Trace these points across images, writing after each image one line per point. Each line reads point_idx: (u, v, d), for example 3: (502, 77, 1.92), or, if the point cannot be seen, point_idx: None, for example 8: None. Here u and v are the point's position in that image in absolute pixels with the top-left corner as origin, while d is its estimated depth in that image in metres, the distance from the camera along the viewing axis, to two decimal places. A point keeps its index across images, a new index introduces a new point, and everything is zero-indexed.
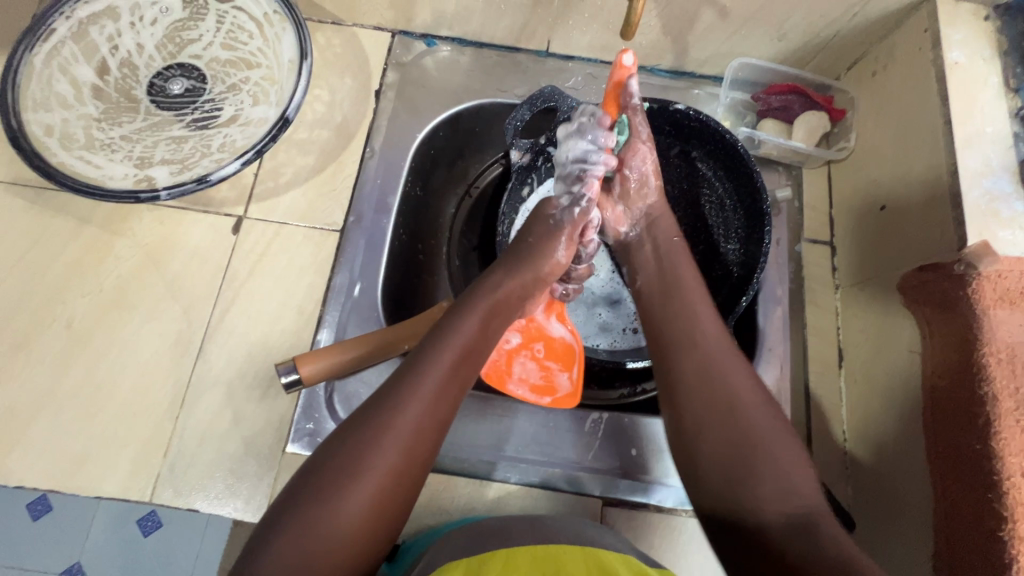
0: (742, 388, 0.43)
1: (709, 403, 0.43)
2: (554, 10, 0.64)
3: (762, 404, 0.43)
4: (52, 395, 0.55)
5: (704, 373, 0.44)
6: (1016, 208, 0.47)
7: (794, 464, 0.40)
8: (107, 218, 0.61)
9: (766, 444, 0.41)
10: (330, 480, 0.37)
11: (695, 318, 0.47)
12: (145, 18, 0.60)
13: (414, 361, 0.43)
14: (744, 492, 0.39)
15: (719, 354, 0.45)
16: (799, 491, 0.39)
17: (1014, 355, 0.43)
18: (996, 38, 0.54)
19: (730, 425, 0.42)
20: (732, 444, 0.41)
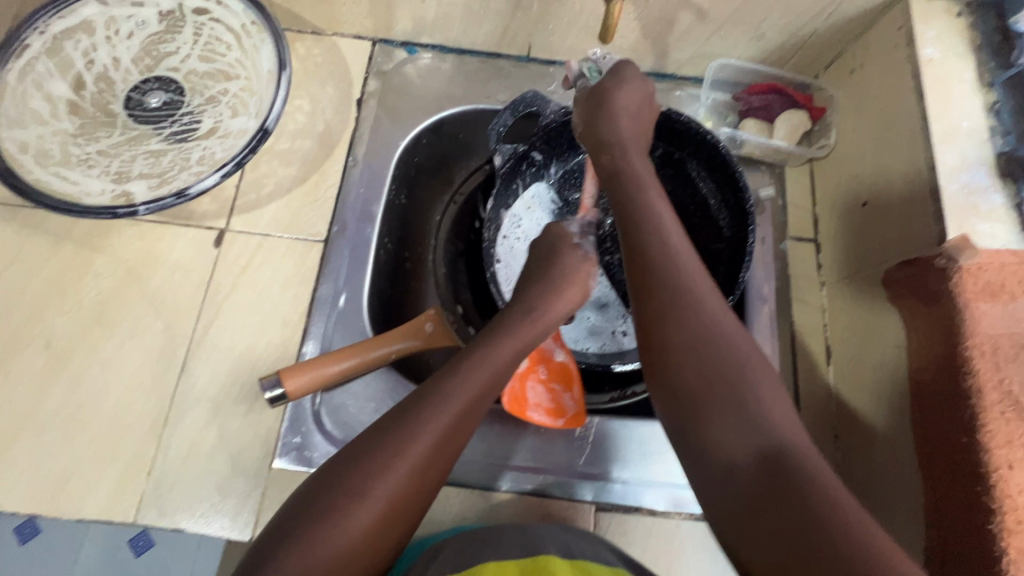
0: (719, 322, 0.40)
1: (682, 338, 0.39)
2: (534, 16, 0.64)
3: (739, 337, 0.39)
4: (32, 416, 0.54)
5: (678, 306, 0.40)
6: (994, 201, 0.48)
7: (772, 397, 0.37)
8: (86, 234, 0.60)
9: (744, 377, 0.37)
10: (337, 501, 0.36)
11: (669, 253, 0.43)
12: (120, 31, 0.59)
13: (439, 384, 0.41)
14: (713, 429, 0.36)
15: (695, 284, 0.41)
16: (775, 423, 0.35)
17: (995, 347, 0.43)
18: (970, 34, 0.55)
19: (703, 359, 0.38)
20: (704, 377, 0.38)
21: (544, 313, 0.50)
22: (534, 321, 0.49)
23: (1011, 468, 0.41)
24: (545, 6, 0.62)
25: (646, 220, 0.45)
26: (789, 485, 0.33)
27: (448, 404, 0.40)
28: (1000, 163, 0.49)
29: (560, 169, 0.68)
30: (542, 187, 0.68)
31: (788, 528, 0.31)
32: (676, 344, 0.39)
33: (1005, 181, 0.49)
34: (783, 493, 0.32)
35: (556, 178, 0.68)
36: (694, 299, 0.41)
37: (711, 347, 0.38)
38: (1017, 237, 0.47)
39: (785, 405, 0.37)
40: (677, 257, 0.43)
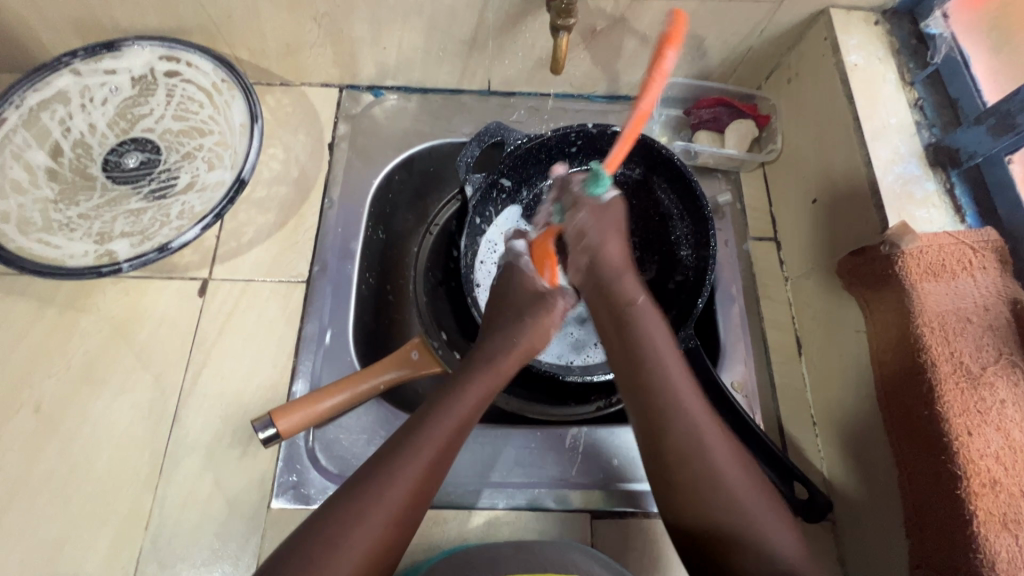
0: (723, 466, 0.44)
1: (691, 484, 0.44)
2: (490, 54, 0.67)
3: (741, 475, 0.44)
4: (24, 480, 0.54)
5: (688, 444, 0.44)
6: (926, 189, 0.53)
7: (774, 526, 0.42)
8: (71, 296, 0.61)
9: (741, 515, 0.42)
10: (318, 551, 0.37)
11: (674, 385, 0.47)
12: (95, 98, 0.62)
13: (407, 435, 0.44)
14: (736, 558, 0.41)
15: (700, 427, 0.45)
16: (780, 554, 0.41)
17: (942, 321, 0.47)
18: (888, 40, 0.60)
19: (712, 502, 0.43)
20: (710, 518, 0.43)
21: (501, 364, 0.52)
22: (497, 370, 0.52)
23: (971, 435, 0.44)
24: (499, 44, 0.66)
25: (649, 352, 0.50)
26: None
27: (417, 455, 0.42)
28: (930, 153, 0.54)
29: (530, 194, 0.71)
30: (514, 213, 0.71)
31: None
32: (687, 490, 0.44)
33: (935, 170, 0.54)
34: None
35: (526, 202, 0.71)
36: (704, 437, 0.45)
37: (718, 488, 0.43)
38: (951, 221, 0.52)
39: (778, 524, 0.43)
40: (682, 391, 0.47)
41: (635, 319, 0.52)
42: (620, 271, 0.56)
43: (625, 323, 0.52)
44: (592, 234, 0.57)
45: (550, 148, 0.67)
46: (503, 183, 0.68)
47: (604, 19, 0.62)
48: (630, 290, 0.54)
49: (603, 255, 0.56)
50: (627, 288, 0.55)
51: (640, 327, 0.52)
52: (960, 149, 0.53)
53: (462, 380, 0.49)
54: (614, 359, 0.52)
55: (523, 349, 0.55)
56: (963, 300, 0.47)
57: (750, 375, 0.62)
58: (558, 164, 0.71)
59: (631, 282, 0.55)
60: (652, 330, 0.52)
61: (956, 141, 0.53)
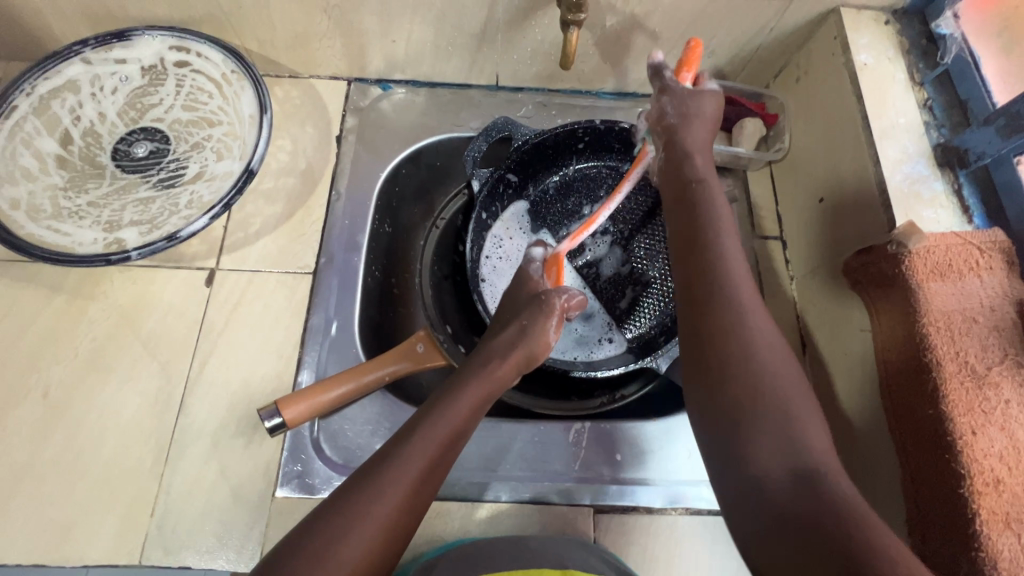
0: (763, 336, 0.41)
1: (732, 354, 0.40)
2: (498, 49, 0.68)
3: (780, 350, 0.40)
4: (31, 465, 0.54)
5: (727, 322, 0.41)
6: (933, 188, 0.53)
7: (813, 418, 0.37)
8: (79, 283, 0.61)
9: (784, 397, 0.38)
10: (340, 516, 0.37)
11: (728, 261, 0.45)
12: (105, 87, 0.62)
13: (415, 422, 0.44)
14: (761, 439, 0.36)
15: (744, 305, 0.42)
16: (812, 440, 0.36)
17: (948, 321, 0.47)
18: (898, 40, 0.60)
19: (743, 364, 0.39)
20: (744, 389, 0.38)
21: (498, 369, 0.50)
22: (495, 377, 0.50)
23: (975, 434, 0.44)
24: (508, 39, 0.66)
25: (708, 221, 0.47)
26: (823, 500, 0.33)
27: (429, 438, 0.43)
28: (938, 153, 0.54)
29: (537, 189, 0.72)
30: (520, 208, 0.71)
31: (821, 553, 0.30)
32: (727, 355, 0.40)
33: (943, 170, 0.54)
34: (817, 513, 0.32)
35: (533, 198, 0.71)
36: (745, 309, 0.42)
37: (748, 346, 0.40)
38: (958, 221, 0.52)
39: (818, 420, 0.37)
40: (731, 265, 0.44)
41: (705, 195, 0.49)
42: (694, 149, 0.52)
43: (690, 197, 0.49)
44: (686, 108, 0.54)
45: (557, 144, 0.67)
46: (510, 178, 0.68)
47: (613, 15, 0.62)
48: (701, 170, 0.51)
49: (683, 134, 0.53)
50: (700, 168, 0.52)
51: (707, 203, 0.49)
52: (968, 149, 0.53)
53: (460, 382, 0.49)
54: (671, 231, 0.49)
55: (521, 353, 0.52)
56: (969, 300, 0.47)
57: None
58: (564, 160, 0.71)
59: (704, 164, 0.52)
60: (717, 205, 0.49)
61: (965, 142, 0.53)
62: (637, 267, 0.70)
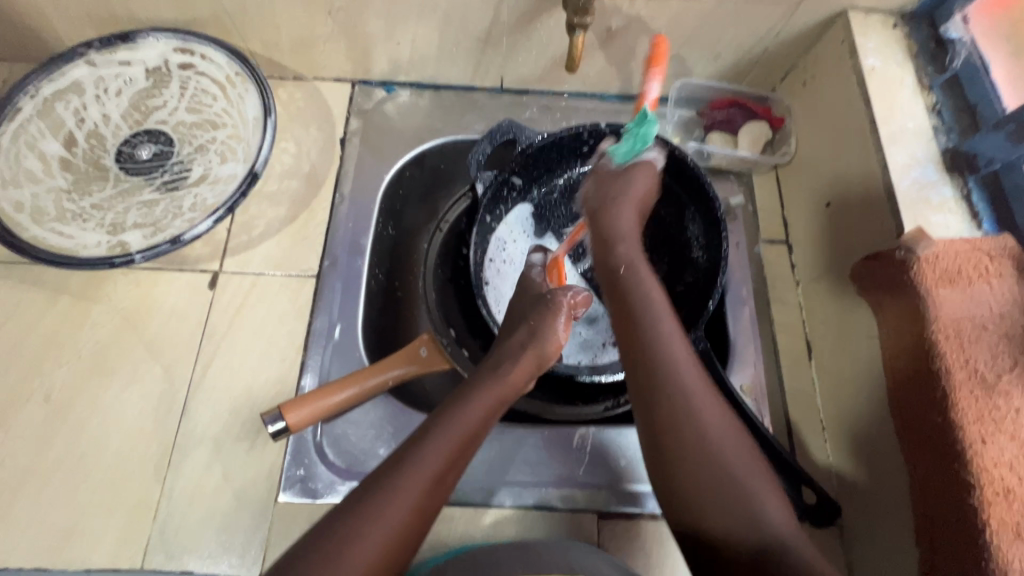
0: (706, 414, 0.46)
1: (683, 435, 0.45)
2: (503, 51, 0.67)
3: (726, 425, 0.46)
4: (34, 469, 0.54)
5: (675, 406, 0.46)
6: (943, 194, 0.52)
7: (765, 490, 0.43)
8: (82, 286, 0.61)
9: (734, 473, 0.44)
10: (354, 517, 0.39)
11: (664, 337, 0.51)
12: (109, 89, 0.62)
13: (429, 427, 0.45)
14: (716, 522, 0.43)
15: (690, 387, 0.47)
16: (767, 518, 0.42)
17: (958, 328, 0.46)
18: (907, 43, 0.60)
19: (694, 448, 0.45)
20: (701, 470, 0.44)
21: (510, 374, 0.50)
22: (507, 383, 0.50)
23: (985, 443, 0.43)
24: (513, 42, 0.66)
25: (645, 308, 0.53)
26: (786, 568, 0.39)
27: (438, 445, 0.43)
28: (947, 159, 0.54)
29: (542, 192, 0.71)
30: (524, 211, 0.71)
31: None
32: (678, 442, 0.45)
33: (952, 175, 0.53)
34: (779, 574, 0.39)
35: (537, 201, 0.71)
36: (687, 389, 0.47)
37: (692, 429, 0.46)
38: (968, 228, 0.51)
39: (770, 491, 0.44)
40: (671, 349, 0.50)
41: (634, 281, 0.55)
42: (621, 230, 0.60)
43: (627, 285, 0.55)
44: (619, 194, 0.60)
45: (562, 147, 0.67)
46: (514, 180, 0.68)
47: (619, 18, 0.62)
48: (630, 255, 0.58)
49: (613, 219, 0.60)
50: (630, 251, 0.58)
51: (644, 288, 0.55)
52: (977, 154, 0.52)
53: (474, 387, 0.49)
54: (614, 321, 0.55)
55: (533, 358, 0.52)
56: (979, 307, 0.47)
57: (759, 378, 0.62)
58: (569, 163, 0.70)
59: (633, 248, 0.59)
60: (647, 288, 0.55)
61: (975, 147, 0.53)
62: None
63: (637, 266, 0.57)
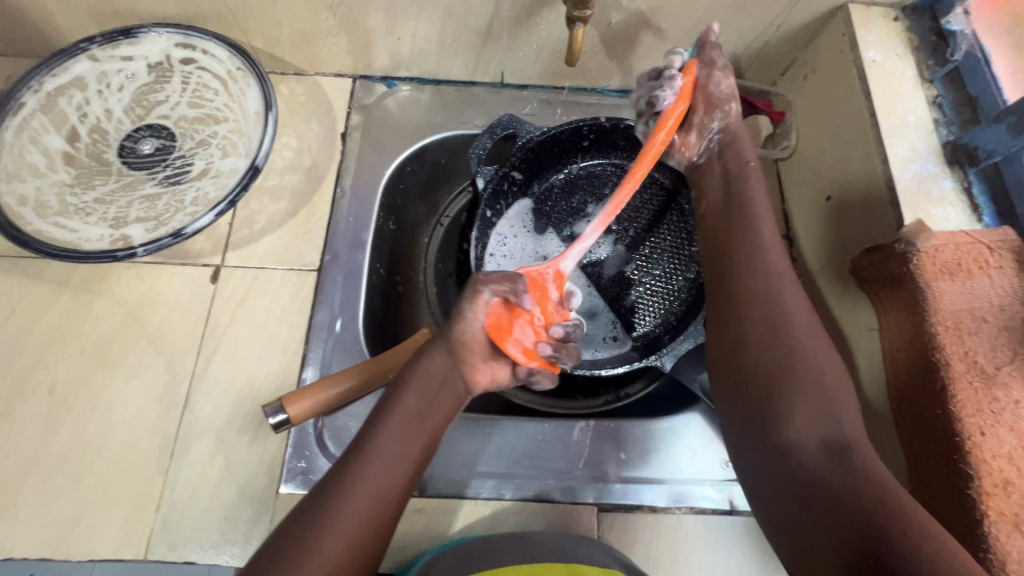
0: (799, 322, 0.48)
1: (760, 327, 0.48)
2: (504, 46, 0.67)
3: (808, 328, 0.48)
4: (38, 460, 0.55)
5: (761, 297, 0.49)
6: (943, 187, 0.52)
7: (846, 399, 0.44)
8: (86, 279, 0.61)
9: (813, 372, 0.45)
10: (314, 516, 0.41)
11: (760, 242, 0.53)
12: (111, 84, 0.62)
13: (370, 425, 0.48)
14: (790, 412, 0.44)
15: (782, 284, 0.50)
16: (842, 413, 0.43)
17: (957, 320, 0.46)
18: (908, 37, 0.60)
19: (777, 336, 0.47)
20: (773, 362, 0.46)
21: (435, 359, 0.52)
22: (433, 368, 0.51)
23: (983, 435, 0.44)
24: (514, 36, 0.66)
25: (741, 228, 0.55)
26: (849, 469, 0.39)
27: (383, 435, 0.47)
28: (947, 151, 0.54)
29: (542, 186, 0.71)
30: (525, 206, 0.71)
31: (852, 536, 0.36)
32: (760, 331, 0.48)
33: (952, 168, 0.53)
34: (846, 481, 0.39)
35: (537, 195, 0.71)
36: (778, 286, 0.50)
37: (790, 328, 0.47)
38: (968, 220, 0.51)
39: (848, 397, 0.44)
40: (768, 250, 0.53)
41: (746, 198, 0.56)
42: (746, 149, 0.60)
43: (736, 198, 0.57)
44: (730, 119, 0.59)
45: (562, 142, 0.67)
46: (514, 175, 0.68)
47: (619, 12, 0.62)
48: (748, 167, 0.59)
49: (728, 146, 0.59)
50: (750, 166, 0.59)
51: (749, 207, 0.56)
52: (978, 146, 0.52)
53: (397, 384, 0.51)
54: (701, 228, 0.58)
55: (449, 346, 0.52)
56: (978, 300, 0.47)
57: None
58: (569, 157, 0.71)
59: (757, 172, 0.58)
60: (761, 214, 0.56)
61: (974, 139, 0.52)
62: (641, 264, 0.68)
63: (750, 181, 0.58)
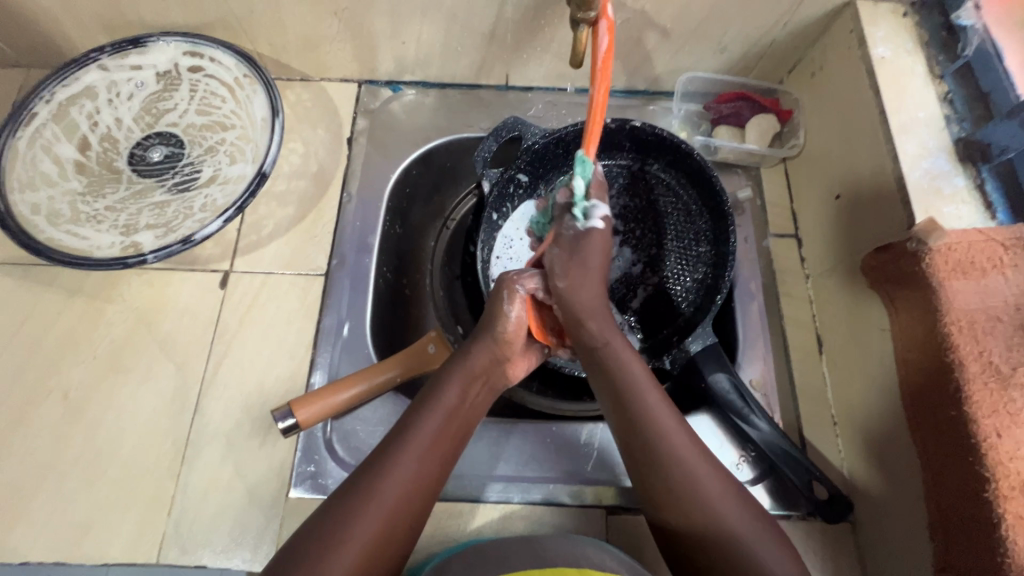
0: (709, 487, 0.46)
1: (692, 524, 0.46)
2: (508, 48, 0.67)
3: (723, 490, 0.46)
4: (53, 465, 0.56)
5: (675, 483, 0.46)
6: (955, 185, 0.51)
7: (770, 552, 0.44)
8: (97, 286, 0.62)
9: (745, 548, 0.44)
10: (349, 504, 0.42)
11: (642, 397, 0.49)
12: (121, 93, 0.63)
13: (410, 415, 0.48)
14: None
15: (679, 452, 0.47)
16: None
17: (971, 319, 0.45)
18: (917, 32, 0.59)
19: (704, 535, 0.45)
20: (715, 554, 0.45)
21: (477, 353, 0.52)
22: (474, 361, 0.52)
23: (1003, 436, 0.42)
24: (518, 39, 0.66)
25: (621, 385, 0.50)
26: None
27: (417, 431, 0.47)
28: (960, 148, 0.53)
29: (547, 188, 0.71)
30: (531, 207, 0.71)
31: None
32: (688, 531, 0.46)
33: (965, 164, 0.52)
34: None
35: (543, 197, 0.71)
36: (682, 463, 0.47)
37: (710, 529, 0.45)
38: (981, 218, 0.50)
39: (775, 547, 0.45)
40: (652, 410, 0.49)
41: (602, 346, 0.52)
42: (592, 304, 0.52)
43: (594, 352, 0.52)
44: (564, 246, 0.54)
45: (567, 143, 0.67)
46: (519, 178, 0.68)
47: (624, 13, 0.62)
48: (591, 307, 0.52)
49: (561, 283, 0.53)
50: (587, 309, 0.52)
51: (615, 353, 0.51)
52: (991, 143, 0.51)
53: (443, 374, 0.51)
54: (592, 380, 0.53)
55: (490, 342, 0.52)
56: (993, 298, 0.46)
57: (769, 373, 0.62)
58: (575, 159, 0.70)
59: (595, 302, 0.53)
60: (626, 357, 0.51)
61: (988, 135, 0.51)
62: (649, 264, 0.69)
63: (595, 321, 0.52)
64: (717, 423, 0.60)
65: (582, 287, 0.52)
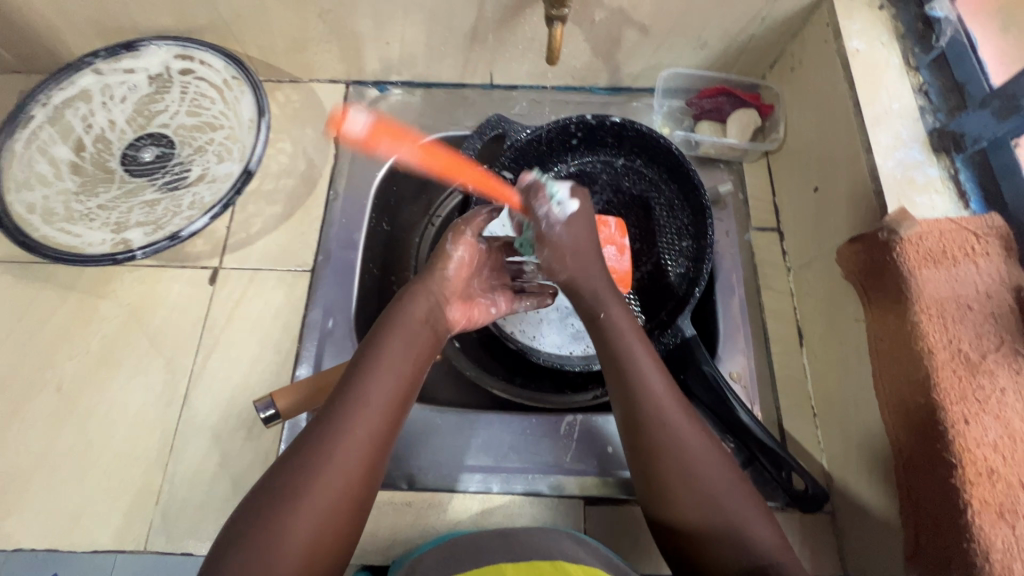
0: (691, 444, 0.45)
1: (672, 472, 0.44)
2: (490, 47, 0.68)
3: (705, 447, 0.45)
4: (46, 455, 0.57)
5: (660, 434, 0.45)
6: (929, 174, 0.51)
7: (752, 512, 0.43)
8: (91, 283, 0.64)
9: (723, 504, 0.43)
10: (304, 467, 0.39)
11: (634, 354, 0.49)
12: (115, 96, 0.65)
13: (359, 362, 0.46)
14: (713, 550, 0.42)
15: (665, 408, 0.46)
16: (756, 536, 0.42)
17: (942, 307, 0.46)
18: (893, 24, 0.59)
19: (684, 485, 0.43)
20: (696, 506, 0.43)
21: (416, 304, 0.51)
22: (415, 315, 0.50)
23: (971, 423, 0.42)
24: (500, 37, 0.67)
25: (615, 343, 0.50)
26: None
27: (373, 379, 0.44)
28: (934, 138, 0.53)
29: None
30: None
31: None
32: (668, 480, 0.44)
33: (939, 155, 0.52)
34: None
35: None
36: (667, 418, 0.45)
37: (696, 487, 0.43)
38: (955, 208, 0.50)
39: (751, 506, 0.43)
40: (642, 365, 0.48)
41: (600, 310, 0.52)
42: (586, 261, 0.54)
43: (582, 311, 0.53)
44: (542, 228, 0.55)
45: (551, 141, 0.68)
46: (505, 176, 0.68)
47: (602, 10, 0.63)
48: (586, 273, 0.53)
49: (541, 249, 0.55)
50: (590, 282, 0.53)
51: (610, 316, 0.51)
52: (964, 133, 0.51)
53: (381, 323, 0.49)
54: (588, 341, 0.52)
55: (429, 291, 0.53)
56: (966, 287, 0.46)
57: (749, 366, 0.63)
58: (561, 157, 0.70)
59: (591, 270, 0.54)
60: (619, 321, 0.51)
61: (961, 126, 0.52)
62: (633, 258, 0.69)
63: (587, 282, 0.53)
64: (697, 415, 0.61)
65: (585, 268, 0.53)
